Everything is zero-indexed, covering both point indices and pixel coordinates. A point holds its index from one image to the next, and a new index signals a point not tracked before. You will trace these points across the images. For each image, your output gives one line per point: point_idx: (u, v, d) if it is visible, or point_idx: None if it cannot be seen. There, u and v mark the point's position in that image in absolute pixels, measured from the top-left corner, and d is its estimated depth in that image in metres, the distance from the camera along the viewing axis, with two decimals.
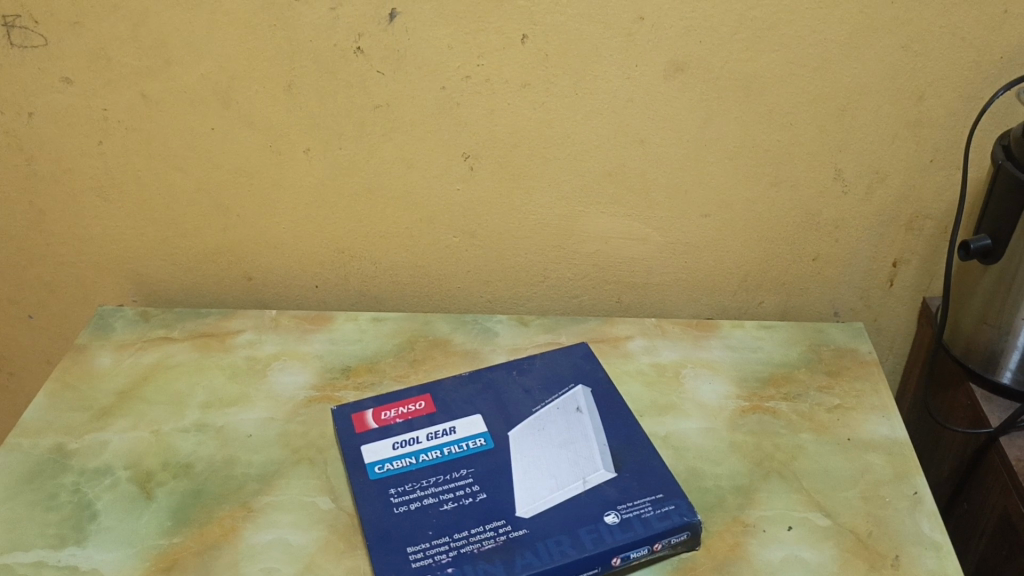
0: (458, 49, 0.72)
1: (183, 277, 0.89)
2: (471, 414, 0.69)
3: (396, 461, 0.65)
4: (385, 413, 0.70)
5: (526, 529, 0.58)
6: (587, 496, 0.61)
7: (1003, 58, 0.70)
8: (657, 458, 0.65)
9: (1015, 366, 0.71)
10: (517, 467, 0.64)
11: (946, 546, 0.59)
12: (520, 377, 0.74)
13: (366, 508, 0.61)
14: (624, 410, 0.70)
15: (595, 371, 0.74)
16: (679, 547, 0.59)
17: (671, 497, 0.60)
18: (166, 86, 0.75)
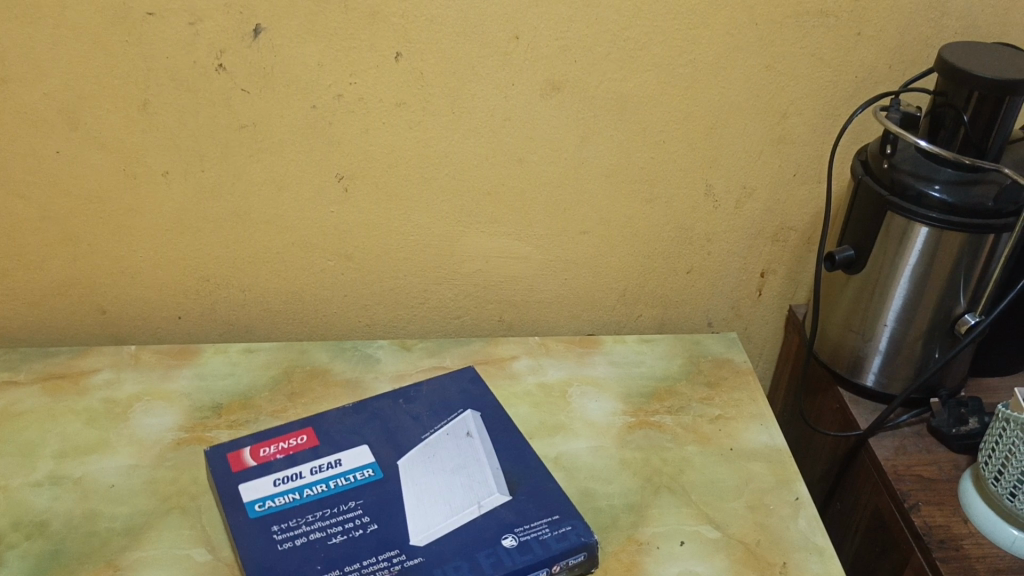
0: (329, 67, 0.69)
1: (27, 313, 0.82)
2: (357, 445, 0.66)
3: (278, 496, 0.61)
4: (264, 449, 0.66)
5: (421, 558, 0.56)
6: (483, 521, 0.59)
7: (858, 78, 0.73)
8: (551, 477, 0.64)
9: (877, 369, 0.74)
10: (408, 496, 0.61)
11: (828, 550, 0.61)
12: (408, 404, 0.71)
13: (246, 547, 0.57)
14: (515, 432, 0.68)
15: (483, 394, 0.72)
16: (577, 568, 0.58)
17: (567, 517, 0.60)
18: (4, 106, 0.69)
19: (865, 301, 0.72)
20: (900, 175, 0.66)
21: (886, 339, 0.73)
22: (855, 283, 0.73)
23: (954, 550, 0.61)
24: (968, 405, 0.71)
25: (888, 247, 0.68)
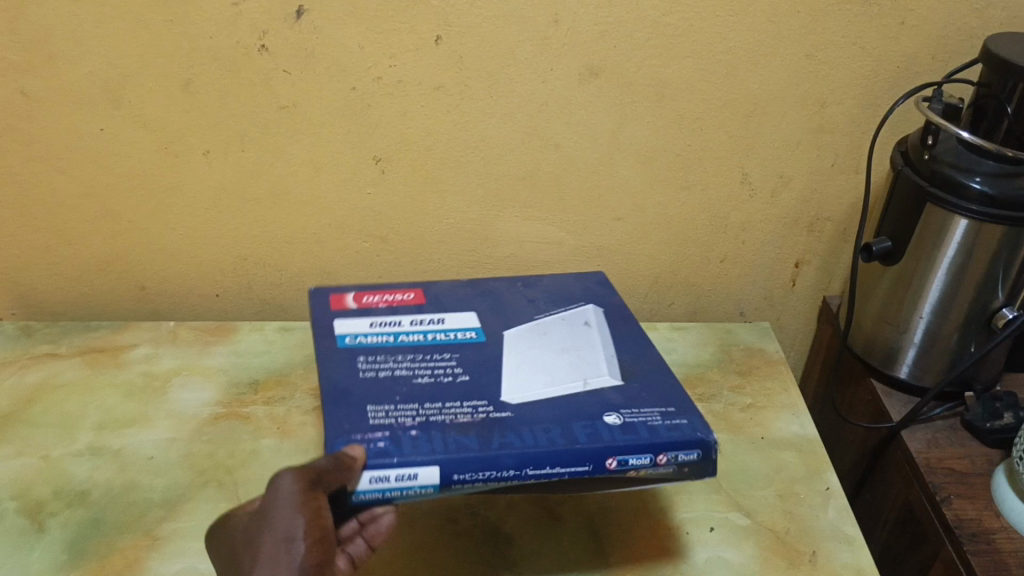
0: (369, 49, 0.69)
1: (68, 287, 0.83)
2: (464, 310, 0.63)
3: (371, 335, 0.59)
4: (367, 297, 0.64)
5: (510, 412, 0.52)
6: (584, 397, 0.54)
7: (899, 68, 0.73)
8: (671, 375, 0.57)
9: (911, 362, 0.74)
10: (508, 357, 0.58)
11: (857, 540, 0.61)
12: (525, 289, 0.67)
13: (329, 367, 0.55)
14: (634, 326, 0.63)
15: (610, 294, 0.68)
16: (688, 466, 0.51)
17: (685, 411, 0.53)
18: (50, 83, 0.70)
19: (901, 292, 0.72)
20: (939, 165, 0.65)
21: (921, 331, 0.72)
22: (891, 274, 0.72)
23: (985, 543, 0.60)
24: (1002, 400, 0.71)
25: (926, 239, 0.68)
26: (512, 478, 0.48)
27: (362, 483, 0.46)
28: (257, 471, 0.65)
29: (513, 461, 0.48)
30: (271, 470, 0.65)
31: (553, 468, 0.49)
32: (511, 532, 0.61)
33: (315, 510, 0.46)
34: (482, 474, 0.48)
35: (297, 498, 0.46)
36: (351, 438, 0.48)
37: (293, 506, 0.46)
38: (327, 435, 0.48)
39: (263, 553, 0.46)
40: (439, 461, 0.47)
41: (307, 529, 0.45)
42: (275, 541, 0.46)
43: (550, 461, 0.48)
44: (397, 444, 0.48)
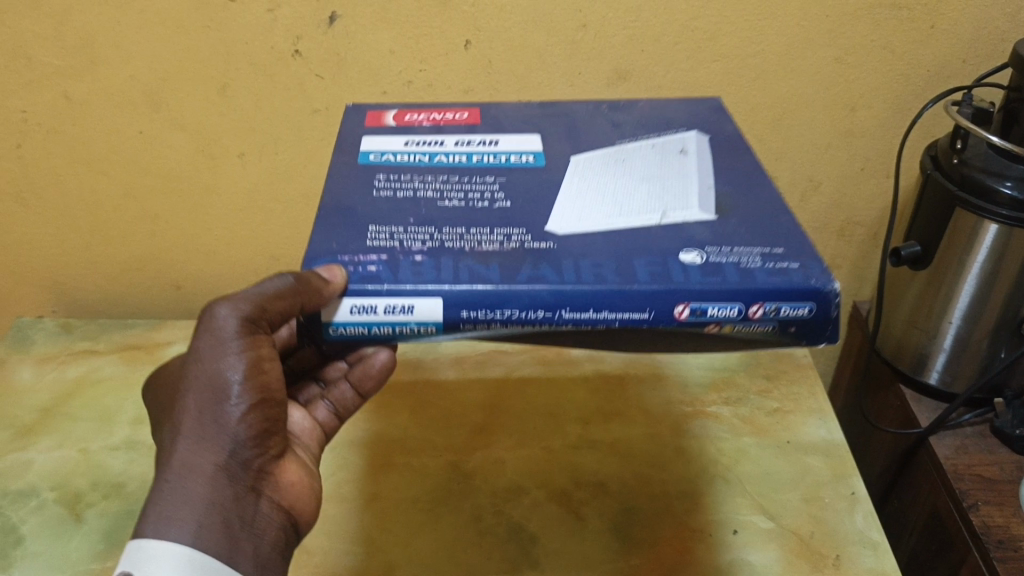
0: (400, 54, 0.71)
1: (108, 286, 0.86)
2: (526, 134, 0.55)
3: (401, 155, 0.52)
4: (411, 115, 0.57)
5: (553, 243, 0.44)
6: (659, 230, 0.45)
7: (930, 72, 0.72)
8: (789, 215, 0.46)
9: (942, 368, 0.73)
10: (565, 186, 0.49)
11: (882, 545, 0.61)
12: (611, 113, 0.59)
13: (341, 184, 0.49)
14: (752, 159, 0.52)
15: (721, 121, 0.57)
16: (794, 325, 0.41)
17: (796, 254, 0.43)
18: (92, 87, 0.72)
19: (931, 297, 0.71)
20: (969, 169, 0.65)
21: (951, 337, 0.72)
22: (921, 279, 0.72)
23: (1013, 551, 0.60)
24: None
25: (954, 245, 0.67)
26: (542, 321, 0.41)
27: (340, 313, 0.41)
28: None
29: (544, 298, 0.40)
30: None
31: (600, 312, 0.41)
32: (536, 530, 0.62)
33: (254, 356, 0.45)
34: (498, 312, 0.41)
35: (235, 339, 0.44)
36: (335, 260, 0.42)
37: (230, 349, 0.44)
38: (305, 254, 0.42)
39: (189, 402, 0.44)
40: (443, 294, 0.40)
41: (246, 376, 0.44)
42: (206, 388, 0.44)
43: (593, 304, 0.41)
44: (392, 270, 0.42)
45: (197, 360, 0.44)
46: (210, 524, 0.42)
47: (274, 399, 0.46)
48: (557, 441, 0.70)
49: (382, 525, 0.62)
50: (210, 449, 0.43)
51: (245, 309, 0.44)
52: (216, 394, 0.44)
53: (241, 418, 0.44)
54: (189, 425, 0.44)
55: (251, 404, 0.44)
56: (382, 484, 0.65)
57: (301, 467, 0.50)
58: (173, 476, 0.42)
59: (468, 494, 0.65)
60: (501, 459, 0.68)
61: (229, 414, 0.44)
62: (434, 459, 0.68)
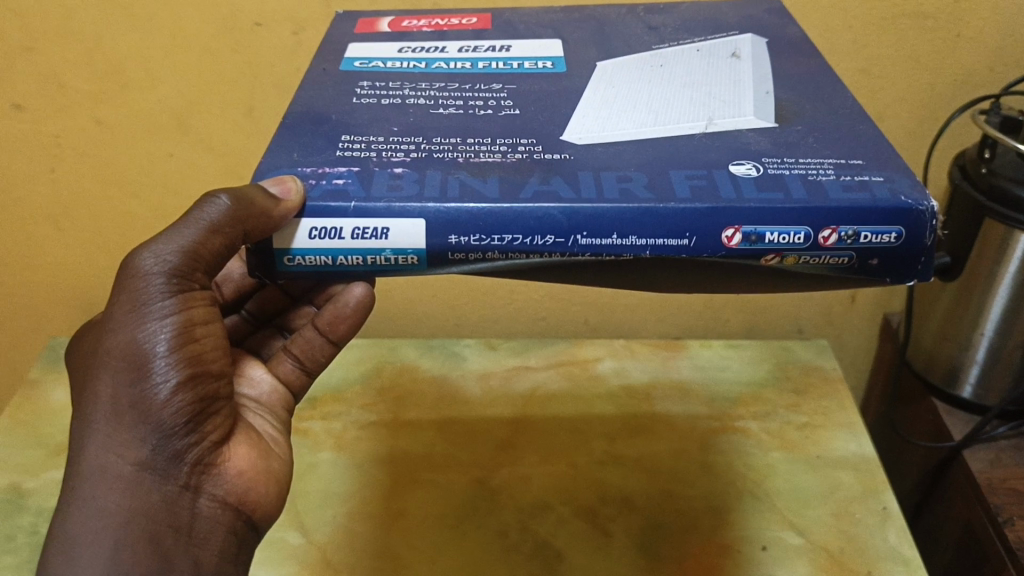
0: None
1: None
2: (547, 40, 0.54)
3: (393, 61, 0.50)
4: (408, 22, 0.56)
5: (569, 155, 0.41)
6: (701, 139, 0.42)
7: (957, 82, 0.72)
8: (867, 123, 0.44)
9: (975, 380, 0.72)
10: (587, 96, 0.47)
11: (914, 561, 0.60)
12: (648, 16, 0.57)
13: (319, 89, 0.47)
14: (820, 61, 0.50)
15: (782, 24, 0.54)
16: (876, 256, 0.38)
17: (878, 168, 0.40)
18: (122, 111, 0.73)
19: (962, 309, 0.70)
20: (998, 179, 0.63)
21: (983, 349, 0.70)
22: (951, 290, 0.71)
23: None
24: None
25: (984, 256, 0.66)
26: (554, 248, 0.38)
27: (298, 238, 0.38)
28: (315, 484, 0.67)
29: (556, 220, 0.37)
30: (328, 483, 0.67)
31: (625, 238, 0.38)
32: (561, 547, 0.62)
33: (178, 319, 0.43)
34: (497, 238, 0.38)
35: (156, 298, 0.42)
36: (294, 172, 0.39)
37: (150, 312, 0.42)
38: (260, 166, 0.39)
39: (106, 378, 0.43)
40: (427, 215, 0.37)
41: (169, 343, 0.42)
42: (123, 360, 0.42)
43: (617, 228, 0.37)
44: (363, 184, 0.38)
45: (115, 326, 0.43)
46: (128, 529, 0.41)
47: (206, 372, 0.44)
48: (583, 457, 0.70)
49: (408, 543, 0.62)
50: (127, 435, 0.42)
51: (170, 257, 0.42)
52: (135, 369, 0.42)
53: (162, 394, 0.42)
54: (107, 403, 0.42)
55: (173, 379, 0.42)
56: (407, 501, 0.65)
57: (251, 448, 0.48)
58: (90, 476, 0.42)
59: (494, 511, 0.65)
60: (527, 475, 0.68)
61: (150, 390, 0.42)
62: (460, 476, 0.68)
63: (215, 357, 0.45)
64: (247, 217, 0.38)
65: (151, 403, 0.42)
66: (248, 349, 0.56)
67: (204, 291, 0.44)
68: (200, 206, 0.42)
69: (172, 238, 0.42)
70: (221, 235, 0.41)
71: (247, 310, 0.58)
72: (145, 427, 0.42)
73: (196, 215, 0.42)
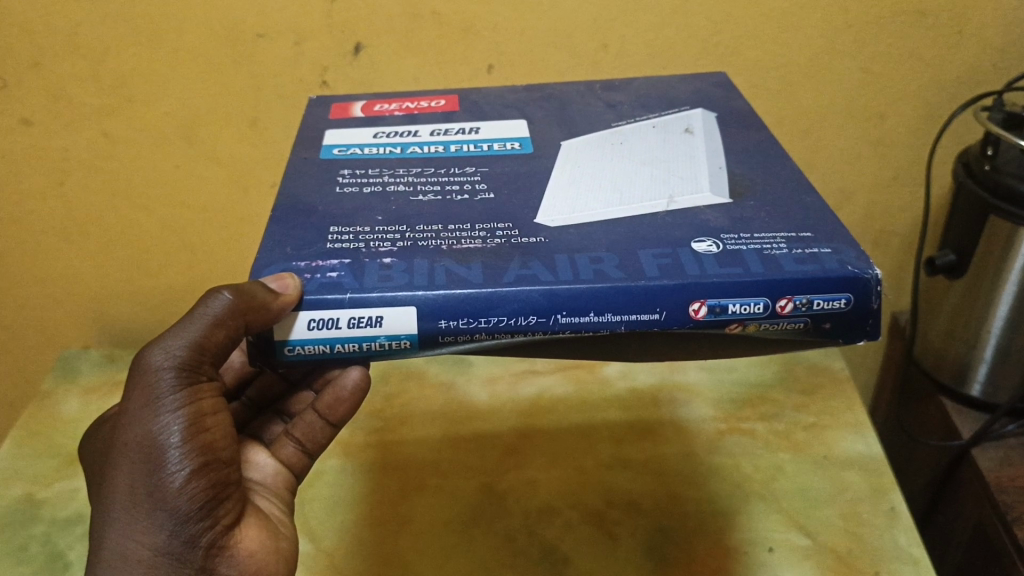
0: (425, 81, 0.72)
1: (150, 316, 0.89)
2: (513, 120, 0.55)
3: (369, 147, 0.51)
4: (379, 106, 0.57)
5: (544, 237, 0.42)
6: (666, 217, 0.43)
7: (959, 79, 0.71)
8: (812, 193, 0.45)
9: (984, 379, 0.72)
10: (557, 177, 0.48)
11: (922, 561, 0.60)
12: (606, 93, 0.59)
13: (302, 180, 0.47)
14: (764, 134, 0.52)
15: (730, 98, 0.57)
16: (829, 320, 0.40)
17: (826, 238, 0.41)
18: (129, 124, 0.74)
19: (970, 307, 0.70)
20: (1002, 176, 0.63)
21: (991, 348, 0.70)
22: (958, 288, 0.71)
23: None
24: None
25: (991, 254, 0.66)
26: (536, 327, 0.39)
27: (297, 329, 0.38)
28: (324, 490, 0.67)
29: (536, 301, 0.38)
30: (336, 489, 0.68)
31: (604, 315, 0.38)
32: (568, 551, 0.62)
33: (189, 411, 0.44)
34: (483, 320, 0.38)
35: (167, 392, 0.43)
36: (290, 267, 0.40)
37: (162, 405, 0.43)
38: (256, 264, 0.40)
39: (123, 467, 0.43)
40: (417, 302, 0.38)
41: (182, 435, 0.43)
42: (139, 452, 0.43)
43: (593, 306, 0.38)
44: (356, 275, 0.39)
45: (130, 419, 0.44)
46: None
47: (217, 459, 0.45)
48: (590, 461, 0.70)
49: (415, 549, 0.62)
50: (145, 523, 0.43)
51: (179, 352, 0.43)
52: (150, 459, 0.43)
53: (176, 484, 0.43)
54: (126, 492, 0.43)
55: (185, 468, 0.43)
56: (415, 507, 0.66)
57: (261, 529, 0.48)
58: (112, 560, 0.43)
59: (500, 516, 0.65)
60: (533, 480, 0.68)
61: (165, 479, 0.43)
62: (467, 481, 0.68)
63: (225, 444, 0.45)
64: (246, 312, 0.38)
65: (166, 491, 0.43)
66: (250, 434, 0.57)
67: (211, 382, 0.45)
68: (202, 304, 0.42)
69: (180, 336, 0.43)
70: (224, 330, 0.42)
71: (247, 397, 0.58)
72: (162, 515, 0.43)
73: (199, 312, 0.43)
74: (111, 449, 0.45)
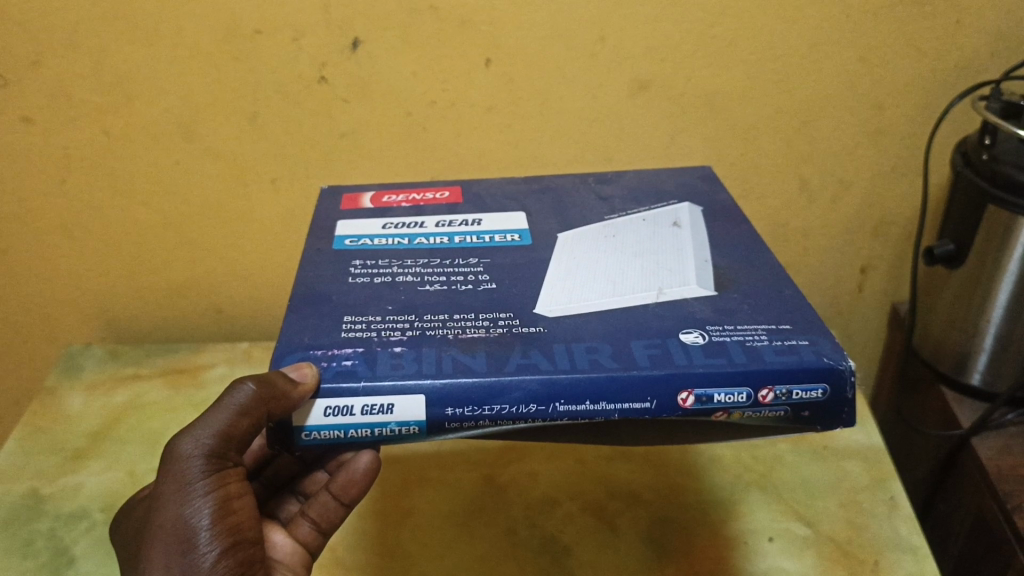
0: (423, 75, 0.72)
1: (153, 313, 0.90)
2: (512, 211, 0.56)
3: (379, 238, 0.52)
4: (387, 197, 0.58)
5: (542, 327, 0.43)
6: (654, 309, 0.44)
7: (957, 68, 0.71)
8: (791, 285, 0.46)
9: (983, 368, 0.72)
10: (552, 268, 0.49)
11: (922, 549, 0.60)
12: (598, 185, 0.60)
13: (314, 269, 0.48)
14: (749, 228, 0.53)
15: (714, 190, 0.58)
16: (808, 409, 0.40)
17: (804, 330, 0.42)
18: (130, 122, 0.74)
19: (969, 294, 0.70)
20: (1001, 166, 0.62)
21: (991, 337, 0.70)
22: (957, 276, 0.71)
23: None
24: None
25: (991, 242, 0.66)
26: (536, 415, 0.39)
27: (313, 415, 0.39)
28: None
29: (536, 391, 0.39)
30: None
31: (597, 404, 0.39)
32: (568, 542, 0.62)
33: (217, 495, 0.45)
34: (486, 408, 0.39)
35: (196, 478, 0.45)
36: (307, 355, 0.41)
37: (193, 490, 0.45)
38: (274, 353, 0.41)
39: (156, 552, 0.44)
40: (425, 390, 0.39)
41: (211, 518, 0.45)
42: (171, 536, 0.44)
43: (589, 394, 0.39)
44: (369, 364, 0.40)
45: (162, 505, 0.45)
46: None
47: (244, 539, 0.46)
48: (591, 452, 0.70)
49: (418, 541, 0.63)
50: None
51: (207, 441, 0.45)
52: (182, 542, 0.44)
53: (207, 566, 0.44)
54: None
55: (215, 550, 0.44)
56: (417, 499, 0.66)
57: None
58: None
59: (502, 508, 0.65)
60: (534, 472, 0.69)
61: (196, 561, 0.44)
62: (468, 473, 0.69)
63: (251, 525, 0.47)
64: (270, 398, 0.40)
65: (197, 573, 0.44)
66: (266, 514, 0.57)
67: (236, 468, 0.47)
68: (229, 394, 0.44)
69: (207, 425, 0.45)
70: (249, 418, 0.44)
71: (265, 477, 0.59)
72: None
73: (225, 402, 0.45)
74: (144, 535, 0.46)
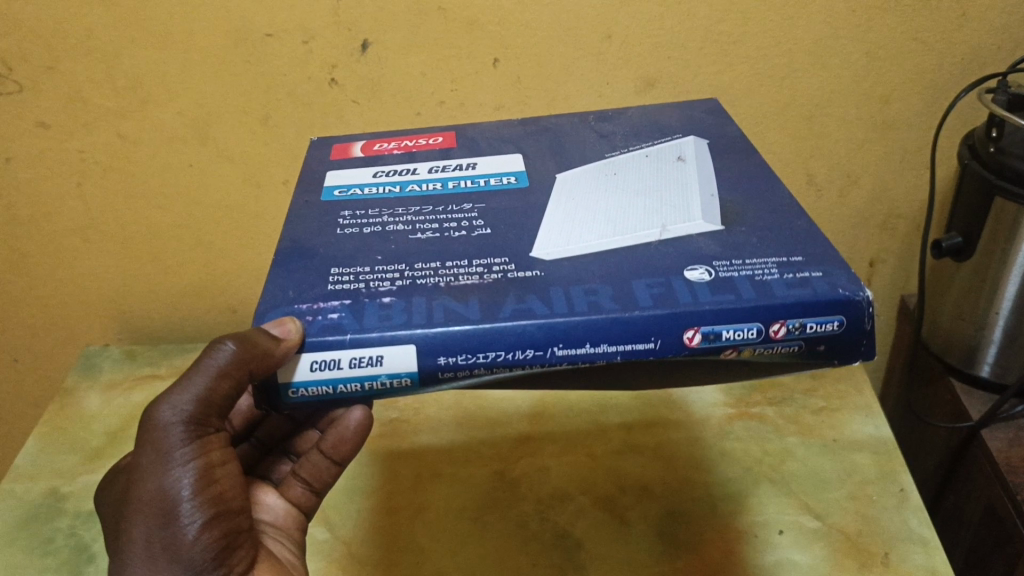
0: (431, 75, 0.73)
1: (168, 313, 0.91)
2: (510, 154, 0.56)
3: (369, 187, 0.53)
4: (378, 145, 0.58)
5: (539, 270, 0.43)
6: (657, 247, 0.44)
7: (963, 60, 0.71)
8: (803, 218, 0.46)
9: (993, 360, 0.72)
10: (555, 209, 0.49)
11: (932, 541, 0.61)
12: (599, 124, 0.60)
13: (305, 222, 0.49)
14: (753, 160, 0.53)
15: (720, 124, 0.58)
16: (825, 343, 0.41)
17: (818, 262, 0.42)
18: (143, 125, 0.75)
19: (978, 288, 0.70)
20: (1006, 158, 0.63)
21: (1001, 329, 0.70)
22: (965, 269, 0.71)
23: None
24: None
25: (998, 236, 0.66)
26: (533, 360, 0.40)
27: (299, 371, 0.40)
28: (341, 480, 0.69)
29: (533, 335, 0.39)
30: (352, 479, 0.69)
31: (599, 346, 0.40)
32: (580, 536, 0.63)
33: (198, 464, 0.45)
34: (481, 355, 0.39)
35: (176, 447, 0.45)
36: (291, 310, 0.41)
37: (173, 460, 0.45)
38: (259, 308, 0.41)
39: (139, 523, 0.45)
40: (416, 340, 0.39)
41: (193, 488, 0.45)
42: (153, 508, 0.45)
43: (589, 338, 0.39)
44: (356, 317, 0.40)
45: (142, 476, 0.45)
46: None
47: (227, 509, 0.47)
48: (601, 447, 0.71)
49: (431, 534, 0.64)
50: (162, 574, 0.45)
51: (185, 407, 0.44)
52: (164, 514, 0.45)
53: (190, 537, 0.45)
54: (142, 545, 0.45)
55: (198, 521, 0.45)
56: (429, 494, 0.67)
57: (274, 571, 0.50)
58: None
59: (514, 502, 0.66)
60: (545, 466, 0.69)
61: (179, 531, 0.45)
62: (480, 469, 0.69)
63: (234, 494, 0.47)
64: (251, 359, 0.40)
65: (180, 544, 0.45)
66: (259, 476, 0.59)
67: (218, 433, 0.47)
68: (208, 357, 0.43)
69: (186, 390, 0.44)
70: (228, 381, 0.43)
71: (257, 437, 0.60)
72: (177, 567, 0.45)
73: (204, 364, 0.44)
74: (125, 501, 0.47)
